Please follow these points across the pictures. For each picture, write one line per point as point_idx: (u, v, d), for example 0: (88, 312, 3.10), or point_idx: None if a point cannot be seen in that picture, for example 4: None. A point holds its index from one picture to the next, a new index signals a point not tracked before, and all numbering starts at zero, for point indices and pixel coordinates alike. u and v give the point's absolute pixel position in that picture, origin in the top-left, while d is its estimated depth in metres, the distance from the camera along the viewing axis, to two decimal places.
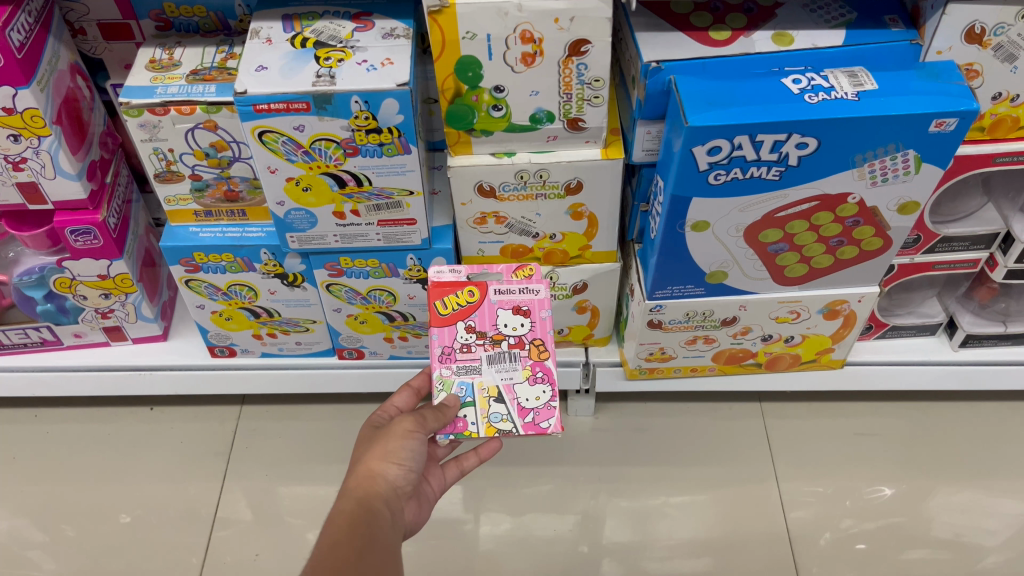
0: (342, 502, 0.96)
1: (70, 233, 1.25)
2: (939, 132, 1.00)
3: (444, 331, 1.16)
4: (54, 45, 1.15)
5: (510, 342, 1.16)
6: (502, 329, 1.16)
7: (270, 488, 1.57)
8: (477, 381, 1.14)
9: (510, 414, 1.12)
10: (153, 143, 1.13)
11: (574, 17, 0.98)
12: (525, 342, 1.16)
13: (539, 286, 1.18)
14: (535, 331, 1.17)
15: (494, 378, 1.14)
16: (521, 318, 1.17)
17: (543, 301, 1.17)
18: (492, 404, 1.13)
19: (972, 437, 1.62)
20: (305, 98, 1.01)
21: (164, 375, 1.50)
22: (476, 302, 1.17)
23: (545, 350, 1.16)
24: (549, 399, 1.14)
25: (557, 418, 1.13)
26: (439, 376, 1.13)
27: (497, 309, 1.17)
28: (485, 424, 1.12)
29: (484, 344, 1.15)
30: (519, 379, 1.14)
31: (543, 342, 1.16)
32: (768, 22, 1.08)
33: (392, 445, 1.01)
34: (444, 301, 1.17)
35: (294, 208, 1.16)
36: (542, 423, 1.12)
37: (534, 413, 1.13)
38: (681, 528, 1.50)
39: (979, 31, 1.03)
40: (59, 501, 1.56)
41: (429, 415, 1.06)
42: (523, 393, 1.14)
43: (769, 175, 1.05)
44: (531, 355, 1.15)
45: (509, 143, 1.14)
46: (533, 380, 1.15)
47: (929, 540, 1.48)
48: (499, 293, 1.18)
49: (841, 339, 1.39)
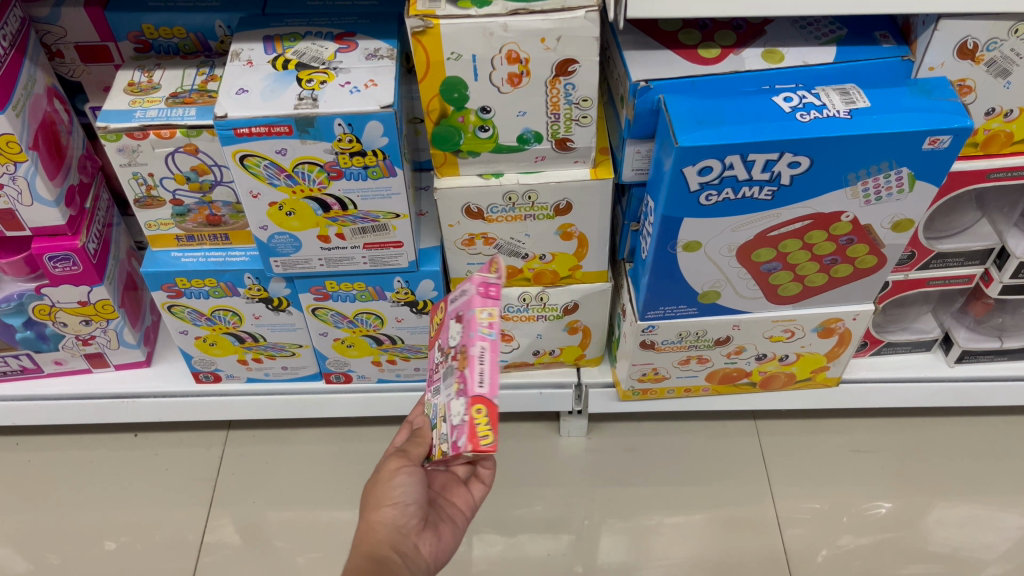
0: (351, 560, 0.94)
1: (48, 259, 1.22)
2: (932, 150, 0.98)
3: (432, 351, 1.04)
4: (30, 69, 1.13)
5: (450, 355, 0.96)
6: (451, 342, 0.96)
7: (257, 513, 1.53)
8: (438, 403, 0.96)
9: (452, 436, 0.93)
10: (132, 167, 1.11)
11: (560, 36, 0.96)
12: (455, 353, 0.94)
13: (468, 283, 0.97)
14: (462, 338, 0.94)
15: (445, 398, 0.95)
16: (456, 325, 0.96)
17: (472, 298, 0.95)
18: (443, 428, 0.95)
19: (968, 451, 1.60)
20: (287, 122, 0.98)
21: (147, 401, 1.47)
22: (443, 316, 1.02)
23: (465, 357, 0.91)
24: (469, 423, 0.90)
25: (466, 438, 0.87)
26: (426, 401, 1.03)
27: (450, 321, 0.98)
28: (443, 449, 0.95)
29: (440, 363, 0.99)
30: (450, 396, 0.93)
31: (465, 348, 0.92)
32: (758, 39, 1.07)
33: (381, 490, 0.98)
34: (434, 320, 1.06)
35: (277, 232, 1.13)
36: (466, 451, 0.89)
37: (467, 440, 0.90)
38: (676, 548, 1.48)
39: (972, 47, 1.02)
40: (41, 530, 1.52)
41: (411, 445, 1.01)
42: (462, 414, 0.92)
43: (761, 195, 1.03)
44: (460, 367, 0.92)
45: (497, 164, 1.12)
46: (459, 395, 0.91)
47: (926, 554, 1.46)
48: (455, 301, 0.99)
49: (836, 356, 1.37)
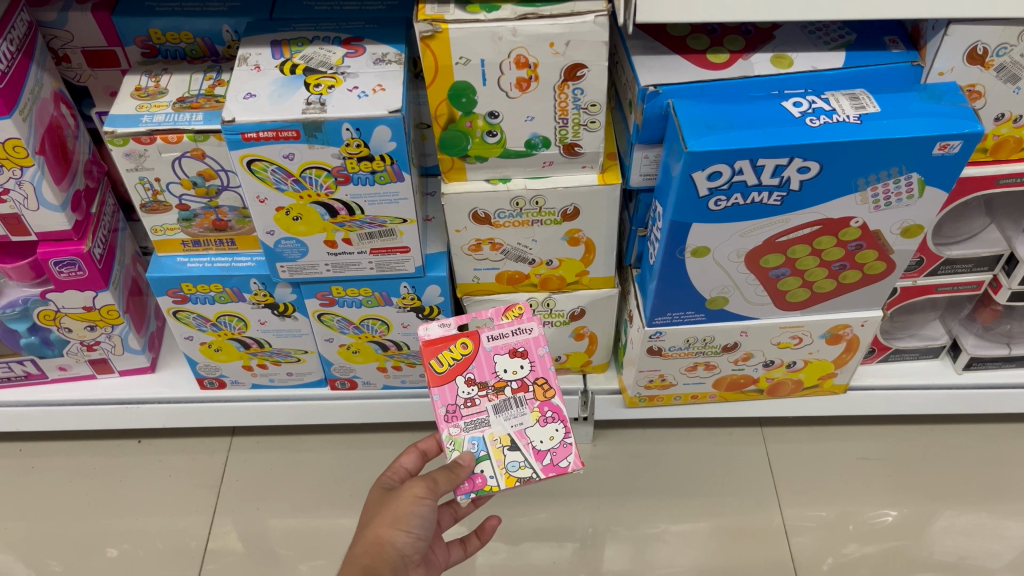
0: (347, 569, 0.94)
1: (53, 264, 1.22)
2: (943, 155, 0.98)
3: (445, 388, 1.10)
4: (37, 74, 1.13)
5: (513, 387, 1.11)
6: (502, 375, 1.12)
7: (260, 520, 1.52)
8: (487, 433, 1.08)
9: (528, 460, 1.07)
10: (139, 172, 1.11)
11: (570, 41, 0.96)
12: (528, 384, 1.12)
13: (532, 324, 1.15)
14: (536, 370, 1.12)
15: (504, 427, 1.08)
16: (519, 360, 1.13)
17: (540, 338, 1.14)
18: (507, 453, 1.07)
19: (976, 459, 1.59)
20: (295, 126, 0.98)
21: (151, 407, 1.47)
22: (470, 352, 1.12)
23: (550, 387, 1.11)
24: (563, 437, 1.09)
25: (575, 455, 1.08)
26: (448, 437, 1.07)
27: (494, 356, 1.12)
28: (504, 475, 1.05)
29: (487, 394, 1.10)
30: (530, 423, 1.09)
31: (547, 379, 1.12)
32: (767, 44, 1.06)
33: (402, 509, 0.97)
34: (439, 358, 1.12)
35: (284, 238, 1.13)
36: (561, 462, 1.07)
37: (552, 453, 1.07)
38: (682, 557, 1.46)
39: (981, 52, 1.02)
40: (44, 536, 1.51)
41: (441, 477, 1.00)
42: (536, 435, 1.09)
43: (771, 201, 1.03)
44: (536, 396, 1.11)
45: (504, 169, 1.12)
46: (544, 420, 1.10)
47: (931, 564, 1.45)
48: (493, 338, 1.13)
49: (843, 363, 1.36)
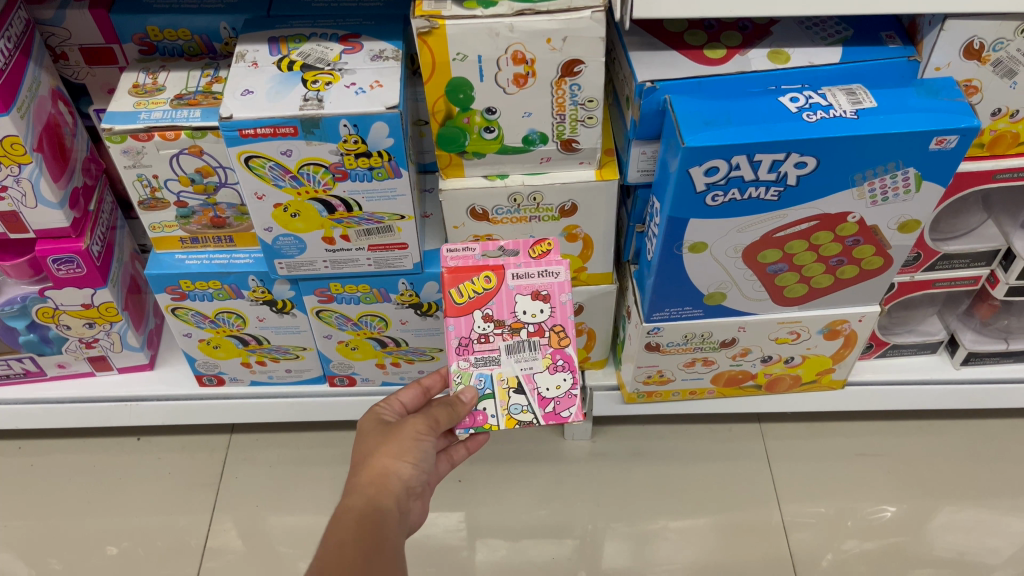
0: (351, 500, 0.93)
1: (52, 262, 1.22)
2: (940, 150, 0.98)
3: (460, 320, 1.06)
4: (34, 71, 1.13)
5: (530, 330, 1.06)
6: (521, 316, 1.06)
7: (260, 517, 1.53)
8: (496, 372, 1.06)
9: (530, 405, 1.06)
10: (137, 169, 1.11)
11: (567, 37, 0.96)
12: (545, 329, 1.07)
13: (560, 268, 1.07)
14: (555, 316, 1.06)
15: (513, 368, 1.06)
16: (540, 303, 1.06)
17: (567, 284, 1.07)
18: (511, 395, 1.06)
19: (974, 455, 1.60)
20: (292, 123, 0.98)
21: (150, 405, 1.47)
22: (492, 288, 1.06)
23: (566, 336, 1.06)
24: (570, 387, 1.07)
25: (578, 407, 1.06)
26: (456, 369, 1.06)
27: (516, 295, 1.06)
28: (505, 416, 1.05)
29: (502, 333, 1.06)
30: (539, 368, 1.07)
31: (564, 327, 1.07)
32: (764, 40, 1.07)
33: (403, 443, 0.98)
34: (459, 289, 1.06)
35: (282, 234, 1.13)
36: (562, 412, 1.06)
37: (555, 403, 1.06)
38: (681, 553, 1.47)
39: (978, 47, 1.02)
40: (45, 534, 1.51)
41: (442, 415, 1.00)
42: (543, 381, 1.06)
43: (768, 196, 1.03)
44: (551, 343, 1.06)
45: (502, 165, 1.12)
46: (553, 368, 1.07)
47: (930, 559, 1.45)
48: (517, 277, 1.06)
49: (842, 359, 1.36)
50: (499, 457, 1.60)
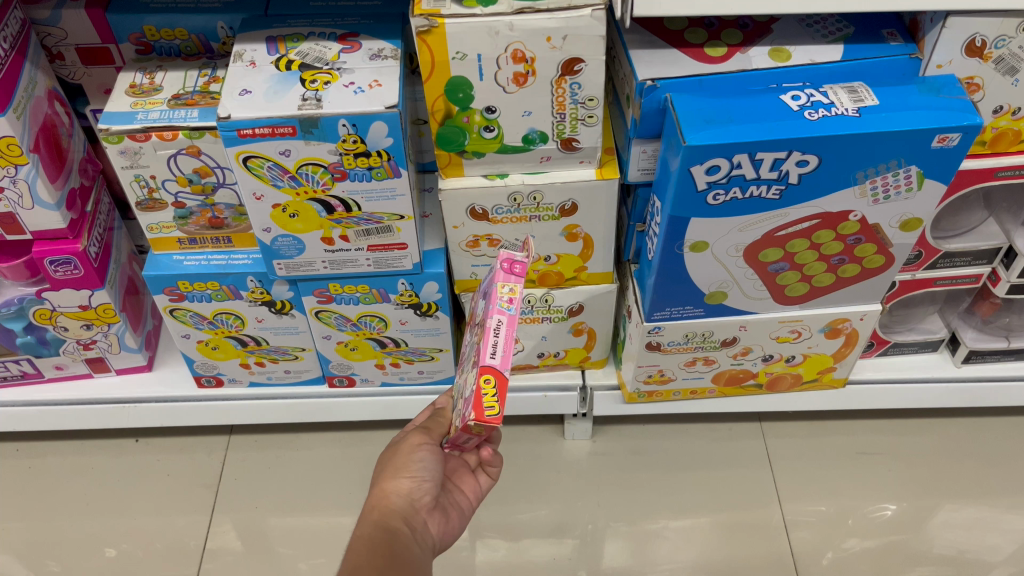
0: (360, 527, 0.93)
1: (49, 263, 1.21)
2: (942, 148, 0.98)
3: (465, 335, 1.07)
4: (30, 71, 1.12)
5: (473, 329, 0.94)
6: (475, 319, 0.95)
7: (259, 519, 1.52)
8: (462, 378, 0.98)
9: (461, 414, 0.90)
10: (134, 170, 1.10)
11: (567, 35, 0.96)
12: (476, 325, 0.91)
13: (500, 253, 0.89)
14: (483, 308, 0.88)
15: (465, 371, 0.96)
16: (482, 301, 0.93)
17: (495, 272, 0.88)
18: (460, 400, 0.94)
19: (975, 452, 1.59)
20: (291, 123, 0.97)
21: (148, 406, 1.46)
22: (477, 299, 1.05)
23: (482, 325, 0.86)
24: (475, 382, 0.83)
25: (474, 404, 0.81)
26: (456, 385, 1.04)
27: (477, 299, 0.98)
28: (456, 421, 0.94)
29: (470, 339, 0.99)
30: (470, 368, 0.90)
31: (483, 319, 0.86)
32: (765, 38, 1.06)
33: (400, 459, 0.98)
34: (471, 308, 1.11)
35: (281, 235, 1.12)
36: (466, 423, 0.84)
37: (468, 413, 0.86)
38: (682, 552, 1.46)
39: (980, 44, 1.01)
40: (43, 536, 1.51)
41: (433, 424, 1.03)
42: (468, 382, 0.88)
43: (769, 195, 1.03)
44: (476, 338, 0.89)
45: (501, 165, 1.11)
46: (474, 364, 0.88)
47: (931, 557, 1.45)
48: (481, 281, 0.98)
49: (843, 357, 1.36)
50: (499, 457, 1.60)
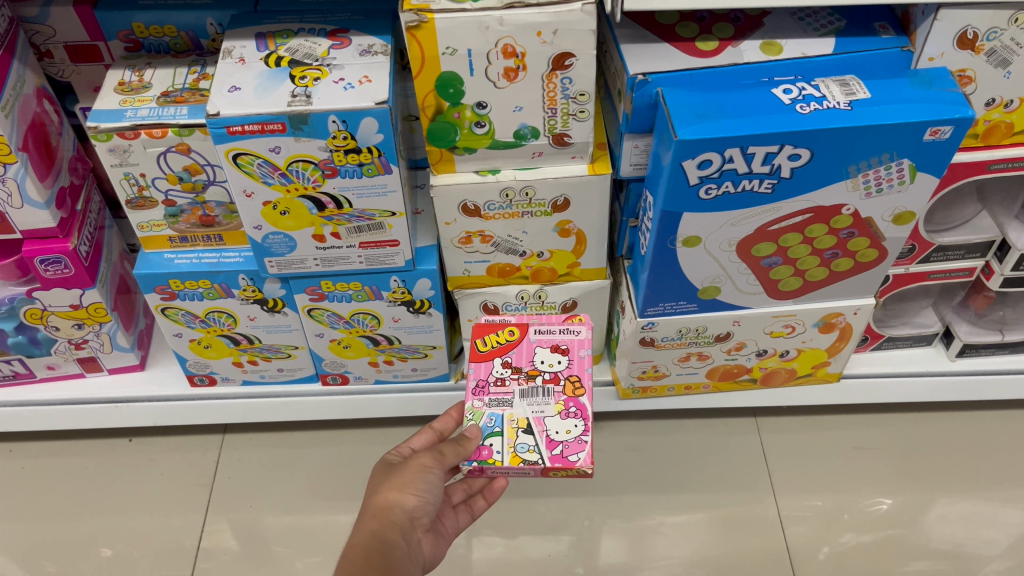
0: (357, 535, 0.93)
1: (39, 262, 1.20)
2: (934, 141, 0.97)
3: (480, 365, 1.13)
4: (18, 69, 1.11)
5: (545, 377, 1.11)
6: (538, 364, 1.13)
7: (255, 518, 1.52)
8: (507, 412, 1.07)
9: (538, 445, 1.04)
10: (124, 168, 1.09)
11: (557, 30, 0.95)
12: (560, 378, 1.11)
13: (580, 328, 1.17)
14: (572, 367, 1.12)
15: (525, 411, 1.07)
16: (558, 356, 1.14)
17: (585, 340, 1.15)
18: (519, 435, 1.05)
19: (970, 446, 1.59)
20: (280, 119, 0.97)
21: (141, 405, 1.45)
22: (514, 339, 1.15)
23: (580, 386, 1.10)
24: (580, 433, 1.05)
25: (587, 453, 1.03)
26: (469, 408, 1.08)
27: (535, 347, 1.15)
28: (510, 454, 1.03)
29: (518, 378, 1.11)
30: (551, 413, 1.07)
31: (579, 378, 1.11)
32: (756, 31, 1.06)
33: (408, 475, 0.97)
34: (484, 339, 1.16)
35: (272, 232, 1.12)
36: (570, 456, 1.03)
37: (563, 446, 1.04)
38: (679, 548, 1.46)
39: (972, 36, 1.01)
40: (37, 537, 1.50)
41: (448, 450, 1.00)
42: (553, 425, 1.06)
43: (761, 188, 1.02)
44: (565, 391, 1.10)
45: (493, 160, 1.10)
46: (564, 414, 1.07)
47: (927, 550, 1.45)
48: (540, 333, 1.16)
49: (837, 352, 1.36)
50: None
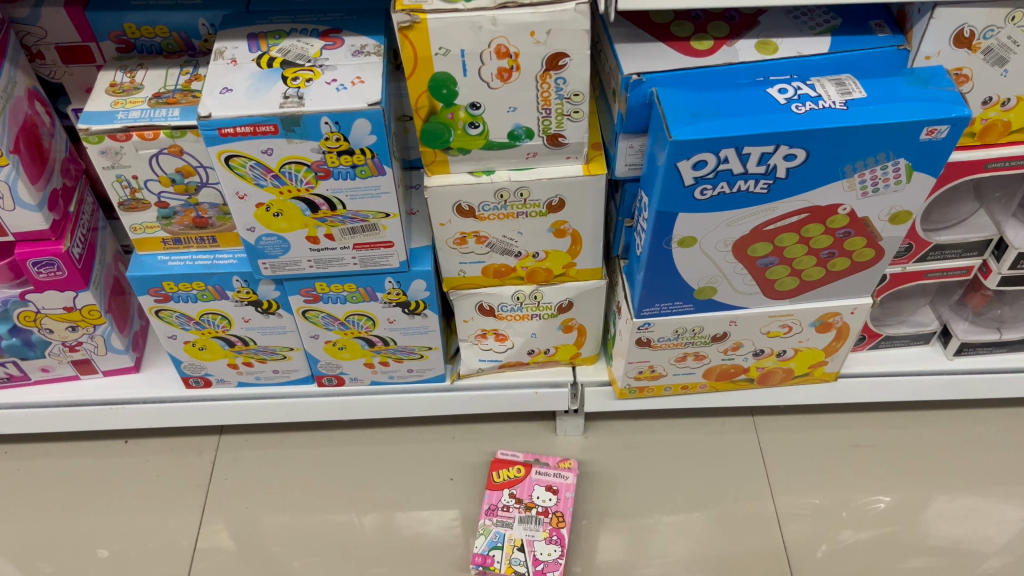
0: None
1: (32, 265, 1.20)
2: (930, 140, 0.97)
3: (493, 493, 1.46)
4: (9, 71, 1.11)
5: (538, 510, 1.44)
6: (535, 499, 1.45)
7: (252, 518, 1.51)
8: (508, 532, 1.41)
9: (526, 561, 1.38)
10: (115, 170, 1.08)
11: (551, 30, 0.95)
12: (549, 512, 1.44)
13: (569, 474, 1.49)
14: (558, 504, 1.45)
15: (520, 532, 1.41)
16: (550, 494, 1.46)
17: (570, 484, 1.47)
18: (514, 550, 1.39)
19: (968, 444, 1.59)
20: (272, 120, 0.96)
21: (137, 407, 1.45)
22: (519, 476, 1.48)
23: (563, 521, 1.42)
24: (557, 556, 1.39)
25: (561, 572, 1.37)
26: (481, 524, 1.43)
27: (534, 485, 1.47)
28: (506, 563, 1.38)
29: (519, 508, 1.44)
30: (538, 537, 1.41)
31: (563, 514, 1.43)
32: (751, 30, 1.05)
33: None
34: (498, 473, 1.49)
35: (265, 234, 1.11)
36: (548, 573, 1.37)
37: (544, 564, 1.37)
38: (676, 547, 1.46)
39: (968, 35, 1.01)
40: (33, 539, 1.50)
41: None
42: (540, 548, 1.39)
43: (757, 189, 1.02)
44: (551, 522, 1.42)
45: (488, 161, 1.10)
46: (548, 539, 1.40)
47: (925, 547, 1.45)
48: (540, 473, 1.49)
49: (834, 351, 1.35)
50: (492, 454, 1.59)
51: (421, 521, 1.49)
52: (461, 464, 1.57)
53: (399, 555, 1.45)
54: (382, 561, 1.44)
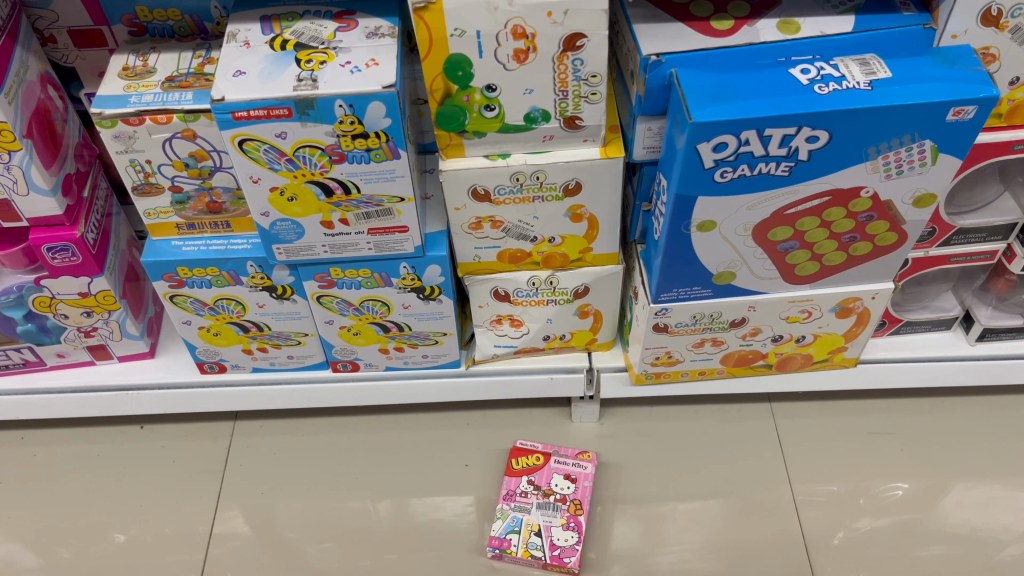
0: None
1: (47, 250, 1.20)
2: (956, 121, 0.94)
3: (512, 479, 1.46)
4: (22, 55, 1.10)
5: (557, 496, 1.43)
6: (553, 486, 1.45)
7: (267, 503, 1.52)
8: (525, 517, 1.41)
9: (543, 545, 1.38)
10: (129, 154, 1.08)
11: (568, 10, 0.93)
12: (567, 499, 1.43)
13: (587, 463, 1.48)
14: (577, 492, 1.44)
15: (538, 517, 1.41)
16: (569, 482, 1.45)
17: (588, 473, 1.47)
18: (532, 535, 1.39)
19: (988, 432, 1.57)
20: (286, 104, 0.95)
21: (152, 393, 1.45)
22: (538, 464, 1.48)
23: (581, 507, 1.42)
24: (574, 542, 1.38)
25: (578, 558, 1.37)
26: (498, 509, 1.43)
27: (553, 472, 1.47)
28: (523, 548, 1.38)
29: (537, 494, 1.44)
30: (556, 523, 1.40)
31: (581, 502, 1.43)
32: (773, 10, 1.03)
33: None
34: (517, 459, 1.48)
35: (279, 219, 1.10)
36: (565, 558, 1.37)
37: (561, 550, 1.37)
38: (691, 534, 1.45)
39: (996, 13, 0.98)
40: (50, 524, 1.50)
41: None
42: (557, 533, 1.39)
43: (778, 171, 1.00)
44: (569, 509, 1.42)
45: (503, 145, 1.08)
46: (566, 525, 1.40)
47: (943, 535, 1.43)
48: (558, 461, 1.48)
49: (854, 337, 1.34)
50: (506, 440, 1.58)
51: (436, 507, 1.49)
52: (475, 450, 1.57)
53: (413, 541, 1.45)
54: (396, 547, 1.44)
